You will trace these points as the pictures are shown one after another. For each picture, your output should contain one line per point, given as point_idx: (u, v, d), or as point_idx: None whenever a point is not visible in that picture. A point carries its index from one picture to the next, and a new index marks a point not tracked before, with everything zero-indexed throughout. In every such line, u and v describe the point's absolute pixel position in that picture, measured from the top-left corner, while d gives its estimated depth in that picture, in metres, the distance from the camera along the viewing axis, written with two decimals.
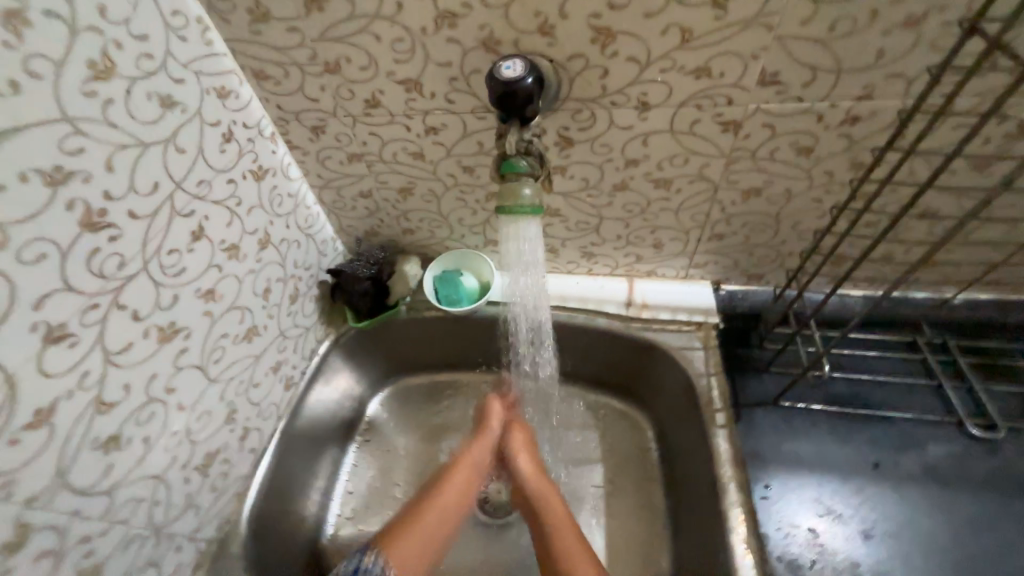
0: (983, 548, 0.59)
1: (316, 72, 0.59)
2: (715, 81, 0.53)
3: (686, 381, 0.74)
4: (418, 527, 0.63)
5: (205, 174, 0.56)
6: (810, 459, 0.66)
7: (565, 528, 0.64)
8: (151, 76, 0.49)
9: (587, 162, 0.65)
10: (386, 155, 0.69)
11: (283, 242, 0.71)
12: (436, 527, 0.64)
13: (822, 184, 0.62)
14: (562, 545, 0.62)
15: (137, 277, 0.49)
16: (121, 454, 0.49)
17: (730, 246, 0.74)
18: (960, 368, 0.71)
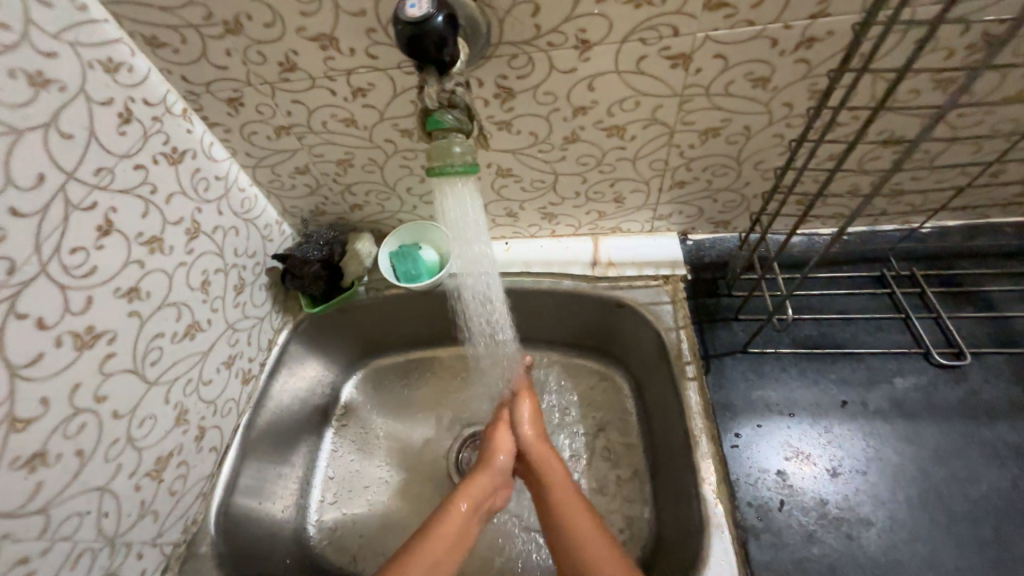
0: (949, 473, 0.59)
1: (216, 34, 0.52)
2: (657, 10, 0.48)
3: (655, 337, 0.73)
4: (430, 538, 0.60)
5: (103, 161, 0.50)
6: (779, 404, 0.65)
7: (580, 523, 0.60)
8: (13, 50, 0.42)
9: (534, 114, 0.60)
10: (315, 125, 0.63)
11: (217, 230, 0.65)
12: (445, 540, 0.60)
13: (781, 118, 0.58)
14: (577, 539, 0.59)
15: (34, 281, 0.44)
16: (51, 471, 0.46)
17: (693, 193, 0.71)
18: (926, 297, 0.70)
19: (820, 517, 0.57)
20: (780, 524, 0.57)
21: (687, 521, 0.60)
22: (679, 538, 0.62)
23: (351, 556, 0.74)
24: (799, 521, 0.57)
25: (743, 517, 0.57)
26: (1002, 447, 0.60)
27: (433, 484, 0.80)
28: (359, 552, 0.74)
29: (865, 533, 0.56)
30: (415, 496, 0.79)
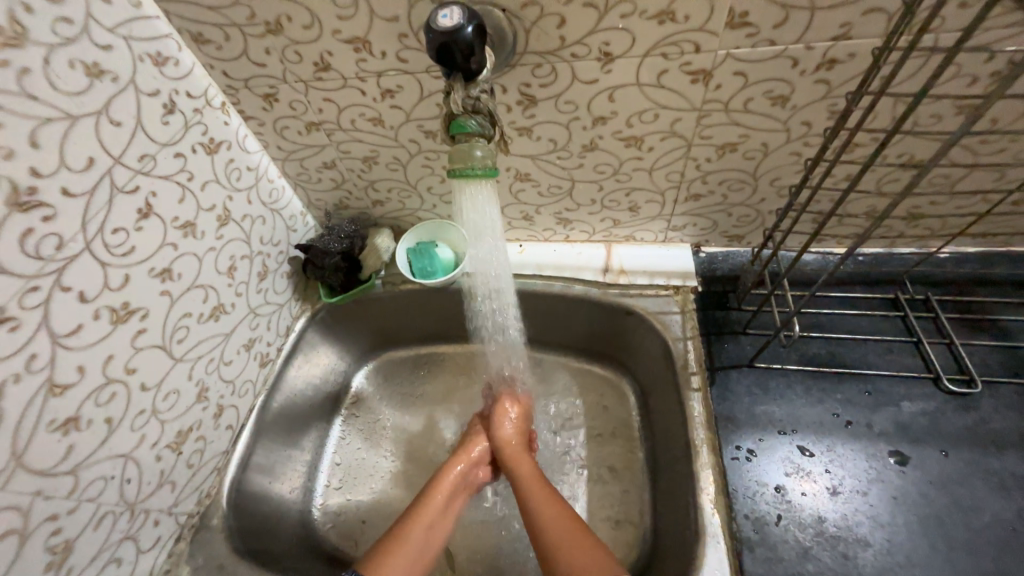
0: (953, 501, 0.58)
1: (258, 33, 0.55)
2: (681, 26, 0.49)
3: (663, 346, 0.73)
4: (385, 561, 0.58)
5: (147, 148, 0.53)
6: (783, 420, 0.65)
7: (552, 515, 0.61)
8: (75, 42, 0.46)
9: (554, 122, 0.61)
10: (344, 122, 0.65)
11: (246, 218, 0.69)
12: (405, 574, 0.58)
13: (800, 136, 0.59)
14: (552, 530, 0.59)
15: (79, 257, 0.47)
16: (82, 436, 0.49)
17: (707, 206, 0.72)
18: (939, 323, 0.69)
19: (817, 534, 0.57)
20: (776, 539, 0.57)
21: (683, 530, 0.61)
22: (675, 547, 0.62)
23: (353, 541, 0.76)
24: (796, 537, 0.57)
25: (739, 529, 0.58)
26: (1009, 477, 0.59)
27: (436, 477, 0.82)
28: (361, 539, 0.76)
29: (862, 554, 0.56)
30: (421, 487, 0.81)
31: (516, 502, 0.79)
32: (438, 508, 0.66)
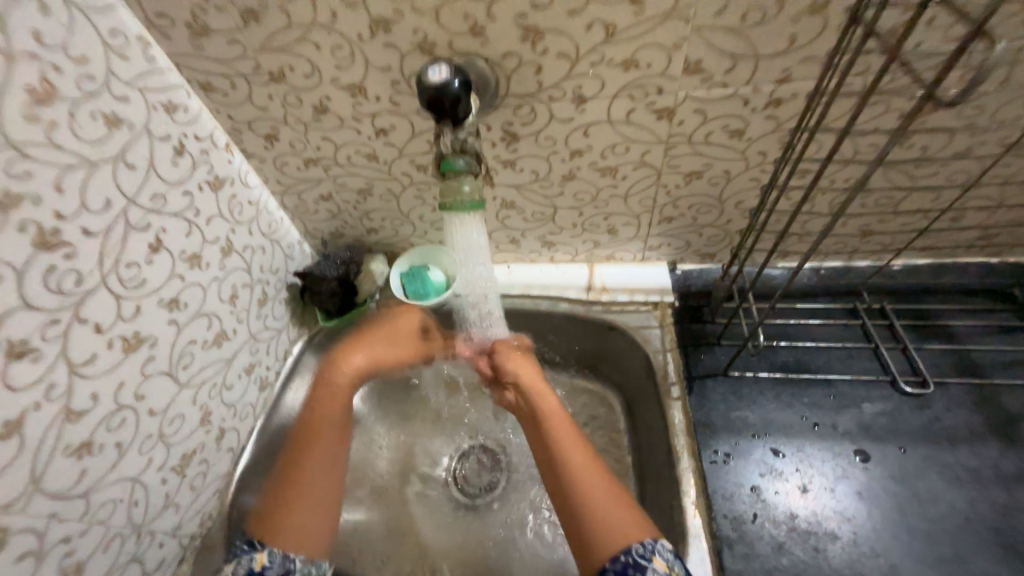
0: (913, 494, 0.63)
1: (262, 82, 0.60)
2: (644, 73, 0.56)
3: (645, 359, 0.78)
4: (301, 479, 0.58)
5: (158, 188, 0.58)
6: (757, 424, 0.70)
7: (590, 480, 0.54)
8: (95, 96, 0.50)
9: (536, 155, 0.67)
10: (340, 158, 0.70)
11: (247, 248, 0.73)
12: (320, 504, 0.58)
13: (757, 164, 0.66)
14: (589, 496, 0.53)
15: (95, 291, 0.51)
16: (94, 460, 0.52)
17: (680, 227, 0.78)
18: (895, 329, 0.75)
19: (791, 530, 0.61)
20: (753, 535, 0.61)
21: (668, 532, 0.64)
22: None
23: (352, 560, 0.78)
24: (771, 533, 0.61)
25: (719, 528, 0.62)
26: (962, 470, 0.64)
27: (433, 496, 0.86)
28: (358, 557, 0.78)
29: (832, 546, 0.60)
30: (416, 505, 0.85)
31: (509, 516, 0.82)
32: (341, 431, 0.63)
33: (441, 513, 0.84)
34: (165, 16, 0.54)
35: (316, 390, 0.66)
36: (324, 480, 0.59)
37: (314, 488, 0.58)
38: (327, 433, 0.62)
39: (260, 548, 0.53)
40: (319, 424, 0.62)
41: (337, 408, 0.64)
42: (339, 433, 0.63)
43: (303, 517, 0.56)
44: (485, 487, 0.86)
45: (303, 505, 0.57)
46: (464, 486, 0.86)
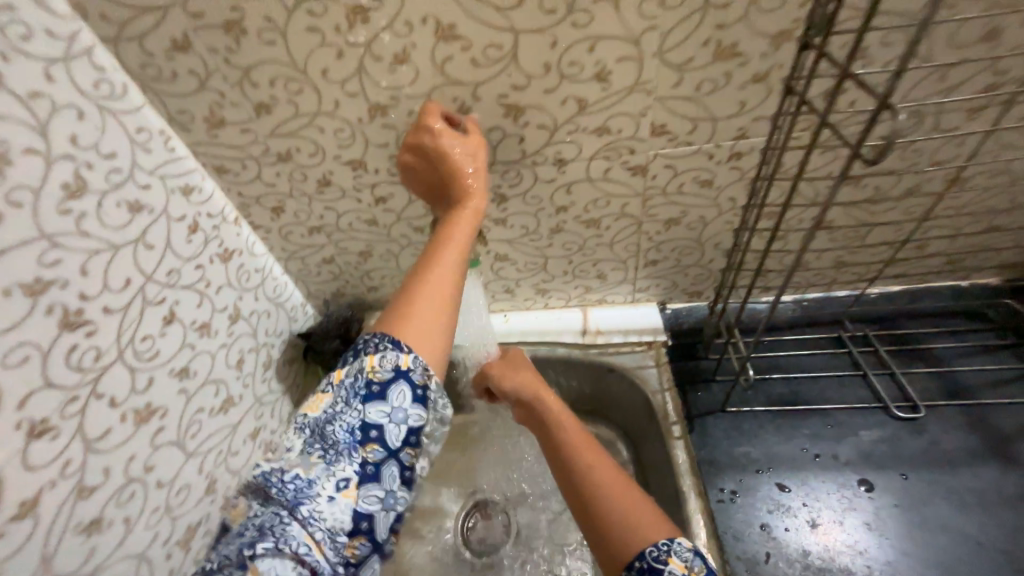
0: (919, 521, 0.64)
1: (271, 162, 0.66)
2: (615, 137, 0.62)
3: (644, 398, 0.79)
4: (421, 312, 0.48)
5: (173, 264, 0.62)
6: (760, 460, 0.70)
7: (591, 452, 0.47)
8: (121, 186, 0.55)
9: (524, 212, 0.72)
10: (342, 225, 0.75)
11: (253, 314, 0.76)
12: (444, 307, 0.48)
13: (728, 208, 0.71)
14: (585, 466, 0.46)
15: (112, 366, 0.53)
16: (103, 537, 0.52)
17: (664, 269, 0.82)
18: (880, 355, 0.78)
19: (804, 568, 0.62)
20: None
21: None
22: None
23: None
24: (785, 573, 0.61)
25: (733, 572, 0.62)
26: (964, 493, 0.65)
27: (440, 556, 0.84)
28: None
29: None
30: (424, 567, 0.83)
31: (522, 572, 0.80)
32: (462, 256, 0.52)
33: (450, 575, 0.82)
34: (185, 113, 0.60)
35: (452, 209, 0.55)
36: (433, 332, 0.47)
37: (435, 328, 0.47)
38: (441, 279, 0.49)
39: (401, 347, 0.46)
40: (440, 250, 0.51)
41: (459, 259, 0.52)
42: (456, 305, 0.50)
43: (427, 318, 0.47)
44: (493, 544, 0.84)
45: (427, 337, 0.47)
46: (472, 544, 0.84)
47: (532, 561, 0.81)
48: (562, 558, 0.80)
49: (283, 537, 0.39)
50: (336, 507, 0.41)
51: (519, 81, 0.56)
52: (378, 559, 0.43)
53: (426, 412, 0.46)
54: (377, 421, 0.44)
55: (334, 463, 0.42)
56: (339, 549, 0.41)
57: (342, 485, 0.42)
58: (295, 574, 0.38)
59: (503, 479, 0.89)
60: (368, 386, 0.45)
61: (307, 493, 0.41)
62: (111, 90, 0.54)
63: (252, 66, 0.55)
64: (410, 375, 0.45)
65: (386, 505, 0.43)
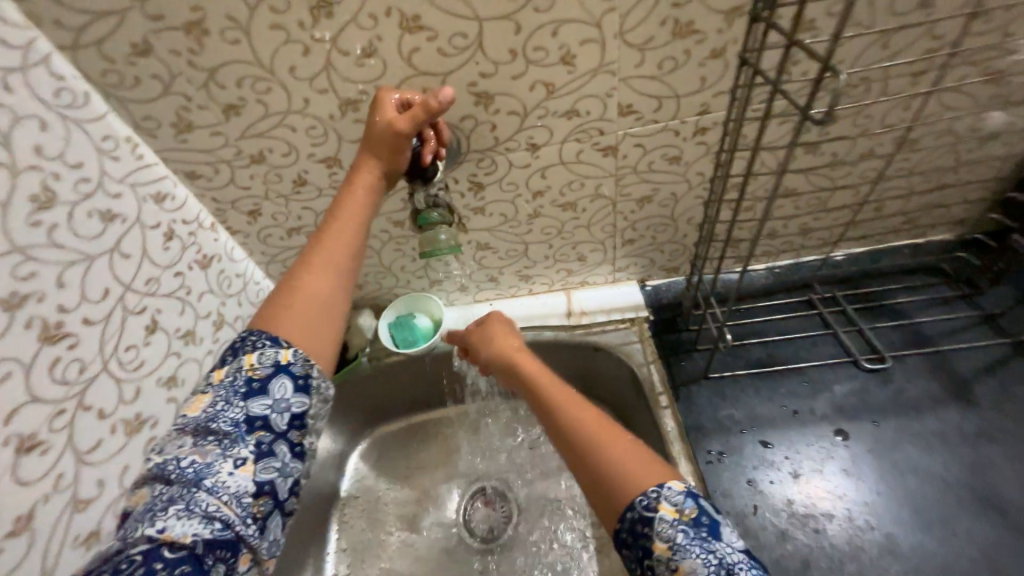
0: (891, 464, 0.68)
1: (244, 164, 0.66)
2: (585, 119, 0.64)
3: (630, 373, 0.82)
4: (303, 300, 0.49)
5: (152, 272, 0.61)
6: (742, 421, 0.74)
7: (578, 407, 0.49)
8: (92, 196, 0.55)
9: (502, 200, 0.74)
10: (321, 224, 0.75)
11: (237, 319, 0.75)
12: (328, 294, 0.50)
13: (698, 183, 0.74)
14: (575, 421, 0.47)
15: (97, 378, 0.53)
16: (102, 549, 0.51)
17: (641, 246, 0.85)
18: (848, 314, 0.82)
19: (789, 516, 0.66)
20: (757, 528, 0.65)
21: None
22: None
23: None
24: (772, 522, 0.65)
25: None
26: (930, 434, 0.70)
27: (443, 544, 0.85)
28: None
29: (829, 525, 0.65)
30: (429, 556, 0.84)
31: (526, 550, 0.82)
32: (351, 240, 0.53)
33: (455, 561, 0.83)
34: (152, 119, 0.60)
35: (344, 191, 0.55)
36: (322, 316, 0.49)
37: (318, 317, 0.49)
38: (325, 264, 0.51)
39: (281, 342, 0.46)
40: (328, 237, 0.52)
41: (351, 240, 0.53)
42: (345, 285, 0.52)
43: (304, 310, 0.48)
44: (494, 527, 0.85)
45: (312, 328, 0.48)
46: (473, 529, 0.86)
47: (534, 540, 0.83)
48: (563, 534, 0.82)
49: (182, 520, 0.38)
50: (238, 479, 0.41)
51: (487, 68, 0.57)
52: (285, 518, 0.44)
53: (311, 396, 0.46)
54: (262, 411, 0.44)
55: (227, 449, 0.41)
56: (247, 510, 0.41)
57: (238, 459, 0.41)
58: (211, 534, 0.38)
59: (499, 463, 0.91)
60: (251, 376, 0.45)
61: (204, 475, 0.40)
62: (72, 99, 0.53)
63: (217, 68, 0.55)
64: (291, 368, 0.46)
65: (286, 473, 0.44)
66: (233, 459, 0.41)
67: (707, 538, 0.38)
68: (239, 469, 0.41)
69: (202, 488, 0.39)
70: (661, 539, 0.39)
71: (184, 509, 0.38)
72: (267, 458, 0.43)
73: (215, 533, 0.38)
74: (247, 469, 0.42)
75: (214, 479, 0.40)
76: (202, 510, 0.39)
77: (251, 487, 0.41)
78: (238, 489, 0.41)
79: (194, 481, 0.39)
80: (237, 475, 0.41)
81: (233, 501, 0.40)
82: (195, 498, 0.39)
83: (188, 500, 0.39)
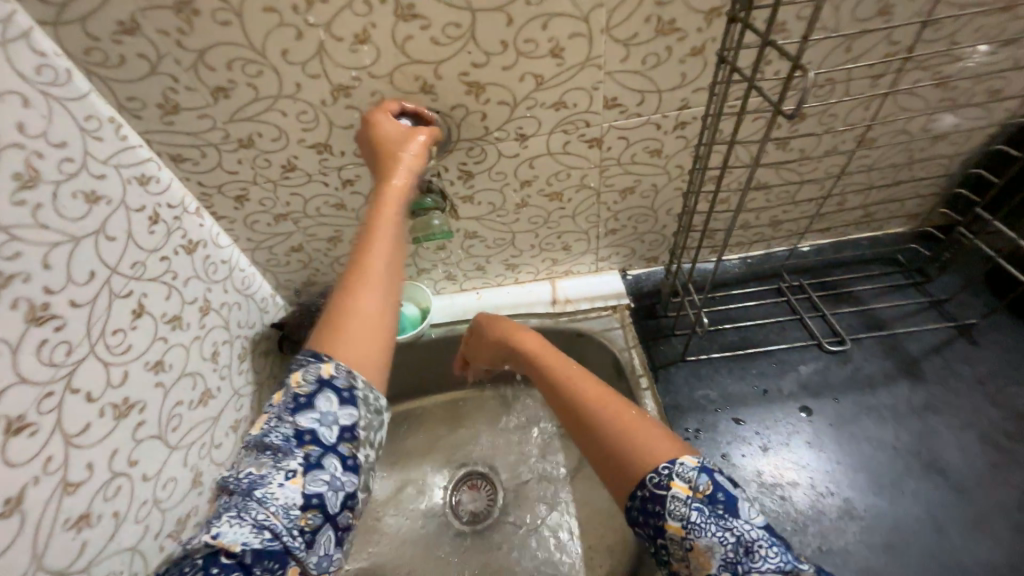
0: (850, 435, 0.74)
1: (231, 149, 0.65)
2: (571, 111, 0.66)
3: (612, 358, 0.85)
4: (347, 314, 0.50)
5: (137, 256, 0.60)
6: (716, 400, 0.79)
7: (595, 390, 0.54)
8: (76, 176, 0.54)
9: (490, 188, 0.76)
10: (310, 211, 0.76)
11: (223, 305, 0.75)
12: (373, 307, 0.50)
13: (677, 175, 0.77)
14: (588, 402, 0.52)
15: (85, 360, 0.52)
16: (93, 532, 0.51)
17: (623, 237, 0.88)
18: (813, 300, 0.88)
19: (759, 485, 0.71)
20: None
21: None
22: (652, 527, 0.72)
23: None
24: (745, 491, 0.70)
25: None
26: (884, 408, 0.76)
27: (431, 526, 0.87)
28: None
29: (794, 492, 0.70)
30: (417, 539, 0.86)
31: (513, 528, 0.85)
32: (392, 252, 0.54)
33: (443, 542, 0.85)
34: (136, 100, 0.59)
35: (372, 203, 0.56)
36: (367, 331, 0.50)
37: (363, 334, 0.49)
38: (371, 278, 0.51)
39: (324, 359, 0.47)
40: (372, 243, 0.53)
41: (388, 254, 0.54)
42: (391, 298, 0.52)
43: (350, 325, 0.49)
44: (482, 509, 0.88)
45: (354, 343, 0.49)
46: (460, 512, 0.88)
47: (521, 518, 0.86)
48: (548, 511, 0.85)
49: (236, 528, 0.39)
50: (287, 492, 0.42)
51: (479, 58, 0.59)
52: (337, 534, 0.44)
53: (358, 409, 0.47)
54: (310, 425, 0.45)
55: (276, 461, 0.43)
56: (295, 524, 0.41)
57: (290, 472, 0.43)
58: (257, 545, 0.39)
59: (486, 447, 0.94)
60: (298, 393, 0.46)
61: (258, 485, 0.42)
62: (54, 76, 0.52)
63: (207, 49, 0.55)
64: (334, 382, 0.47)
65: (335, 487, 0.44)
66: (285, 471, 0.43)
67: (723, 516, 0.39)
68: (289, 481, 0.42)
69: (256, 499, 0.41)
70: (674, 518, 0.40)
71: (239, 516, 0.40)
72: (314, 471, 0.43)
73: (263, 543, 0.39)
74: (297, 482, 0.42)
75: (266, 491, 0.41)
76: (253, 518, 0.40)
77: (300, 500, 0.42)
78: (288, 502, 0.42)
79: (249, 492, 0.41)
80: (286, 487, 0.42)
81: (283, 514, 0.41)
82: (249, 507, 0.40)
83: (243, 510, 0.40)
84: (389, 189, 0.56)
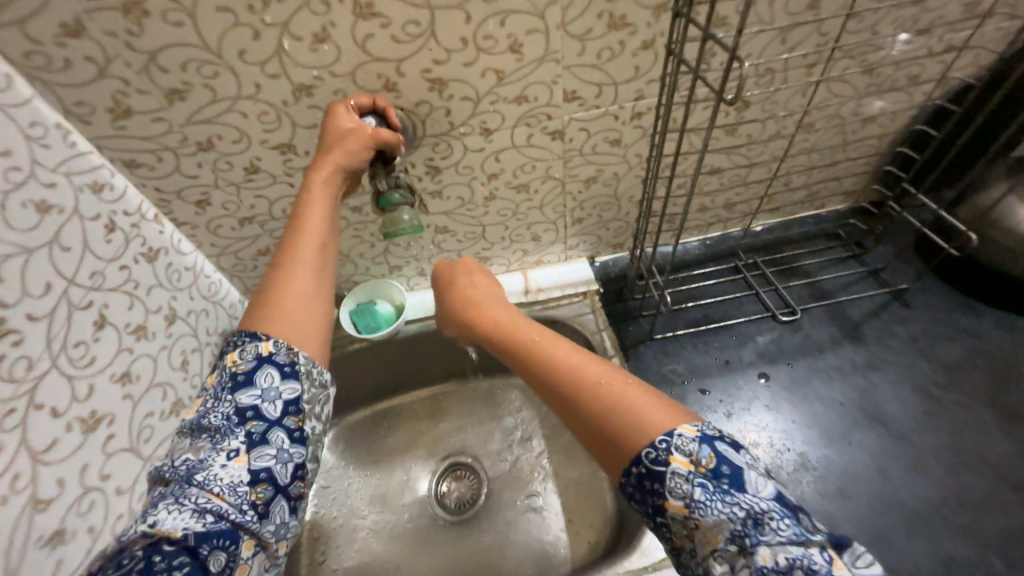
0: (802, 396, 0.81)
1: (190, 152, 0.64)
2: (532, 105, 0.68)
3: (584, 341, 0.89)
4: (283, 297, 0.51)
5: (95, 266, 0.58)
6: (683, 374, 0.84)
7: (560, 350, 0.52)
8: (23, 185, 0.51)
9: (458, 183, 0.77)
10: (276, 212, 0.75)
11: (190, 313, 0.73)
12: (308, 289, 0.53)
13: (636, 163, 0.81)
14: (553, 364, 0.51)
15: (48, 375, 0.50)
16: (68, 548, 0.50)
17: (589, 225, 0.92)
18: (767, 276, 0.94)
19: None
20: None
21: None
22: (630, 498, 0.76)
23: None
24: None
25: None
26: (832, 371, 0.83)
27: (417, 519, 0.88)
28: None
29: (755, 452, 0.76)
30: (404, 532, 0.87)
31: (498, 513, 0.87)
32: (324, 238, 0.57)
33: (431, 532, 0.87)
34: (84, 104, 0.57)
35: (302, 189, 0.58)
36: (305, 312, 0.52)
37: (303, 316, 0.51)
38: (302, 263, 0.54)
39: (261, 337, 0.49)
40: (304, 227, 0.56)
41: (321, 238, 0.56)
42: (323, 279, 0.55)
43: (286, 305, 0.51)
44: (467, 497, 0.90)
45: (294, 323, 0.50)
46: (446, 502, 0.90)
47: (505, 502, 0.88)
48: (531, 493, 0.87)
49: (179, 511, 0.39)
50: (233, 469, 0.42)
51: (440, 55, 0.60)
52: (289, 503, 0.45)
53: (302, 382, 0.48)
54: (251, 402, 0.46)
55: (216, 441, 0.43)
56: (244, 499, 0.42)
57: (231, 450, 0.43)
58: (202, 526, 0.39)
59: (468, 438, 0.96)
60: (235, 374, 0.47)
61: (198, 466, 0.42)
62: None
63: (159, 51, 0.54)
64: (274, 359, 0.48)
65: (283, 459, 0.45)
66: (227, 450, 0.43)
67: (729, 490, 0.38)
68: (233, 459, 0.43)
69: (198, 481, 0.41)
70: (675, 497, 0.39)
71: (180, 499, 0.40)
72: (258, 446, 0.44)
73: (207, 525, 0.39)
74: (241, 459, 0.43)
75: (210, 471, 0.42)
76: (197, 499, 0.40)
77: (246, 475, 0.43)
78: (234, 478, 0.42)
79: (191, 474, 0.41)
80: (230, 467, 0.42)
81: (228, 491, 0.41)
82: (191, 490, 0.40)
83: (184, 492, 0.40)
84: (320, 178, 0.58)
